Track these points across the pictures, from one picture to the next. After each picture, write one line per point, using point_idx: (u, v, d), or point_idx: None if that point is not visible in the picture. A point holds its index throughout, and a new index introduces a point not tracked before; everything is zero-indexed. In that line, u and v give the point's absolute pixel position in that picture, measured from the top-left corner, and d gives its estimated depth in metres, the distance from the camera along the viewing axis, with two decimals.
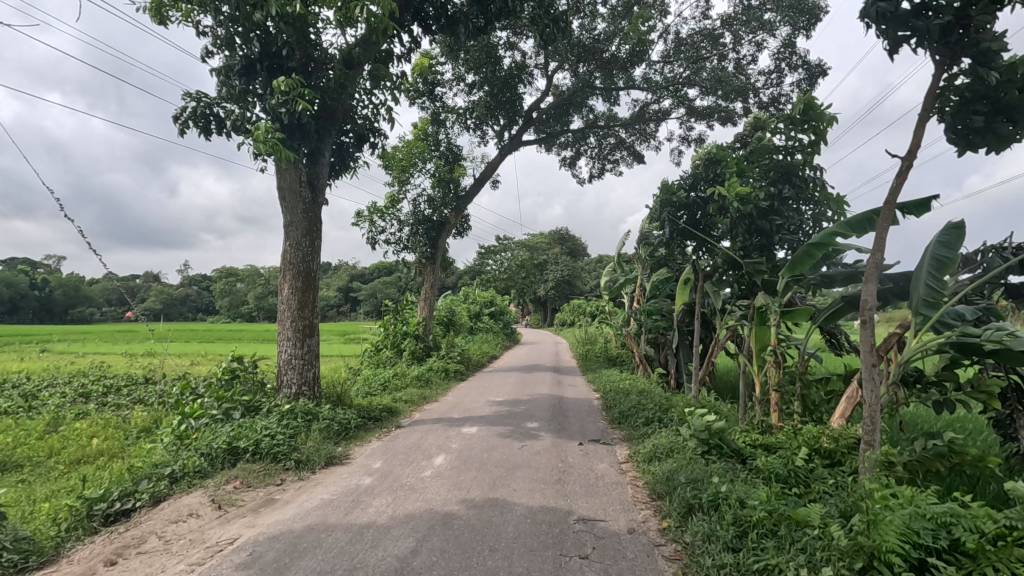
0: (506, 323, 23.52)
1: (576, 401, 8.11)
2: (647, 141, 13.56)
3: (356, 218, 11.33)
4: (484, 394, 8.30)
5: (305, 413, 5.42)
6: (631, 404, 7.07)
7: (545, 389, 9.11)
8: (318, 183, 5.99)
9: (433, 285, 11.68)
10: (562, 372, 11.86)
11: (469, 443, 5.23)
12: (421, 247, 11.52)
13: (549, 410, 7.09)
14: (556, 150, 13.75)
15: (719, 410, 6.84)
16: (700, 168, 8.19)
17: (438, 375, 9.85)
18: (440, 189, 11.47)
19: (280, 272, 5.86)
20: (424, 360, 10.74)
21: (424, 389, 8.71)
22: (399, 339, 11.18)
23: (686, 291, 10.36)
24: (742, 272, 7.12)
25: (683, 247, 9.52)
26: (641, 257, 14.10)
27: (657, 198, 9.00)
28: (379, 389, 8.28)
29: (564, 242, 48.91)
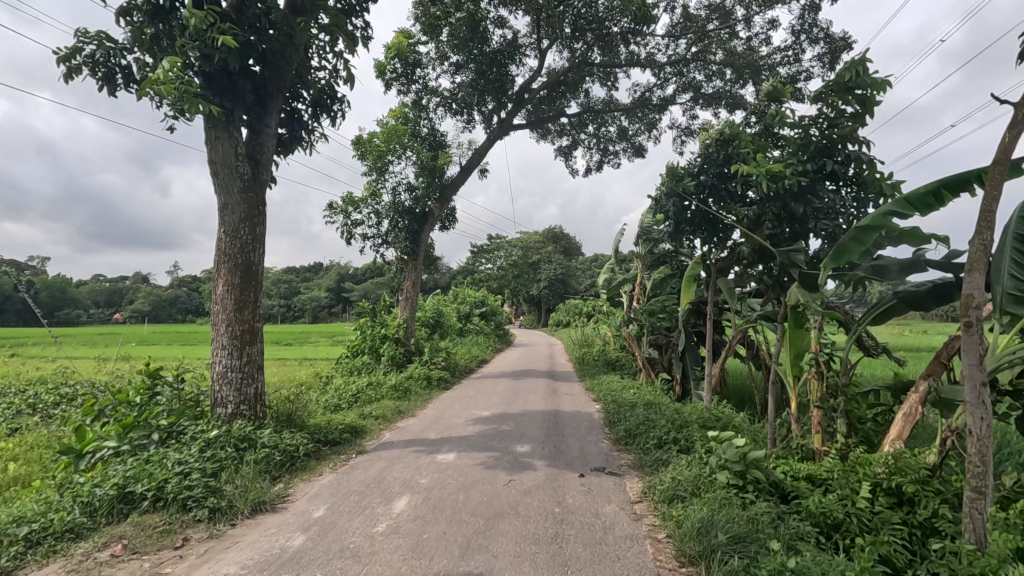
0: (498, 323, 22.48)
1: (574, 415, 7.08)
2: (648, 129, 12.56)
3: (329, 209, 10.26)
4: (469, 407, 7.27)
5: (241, 440, 4.37)
6: (638, 420, 6.05)
7: (539, 400, 8.09)
8: (262, 157, 4.94)
9: (415, 284, 10.61)
10: (557, 378, 10.85)
11: (443, 477, 4.19)
12: (403, 241, 10.41)
13: (543, 428, 6.06)
14: (550, 139, 12.72)
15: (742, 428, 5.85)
16: (713, 150, 7.18)
17: (419, 383, 8.82)
18: (422, 178, 10.40)
19: (213, 265, 4.80)
20: (405, 366, 9.68)
21: (401, 401, 7.66)
22: (378, 343, 10.12)
23: (692, 289, 9.36)
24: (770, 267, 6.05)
25: (691, 240, 8.52)
26: (642, 254, 13.09)
27: (663, 186, 8.00)
28: (349, 403, 7.22)
29: (558, 241, 47.90)
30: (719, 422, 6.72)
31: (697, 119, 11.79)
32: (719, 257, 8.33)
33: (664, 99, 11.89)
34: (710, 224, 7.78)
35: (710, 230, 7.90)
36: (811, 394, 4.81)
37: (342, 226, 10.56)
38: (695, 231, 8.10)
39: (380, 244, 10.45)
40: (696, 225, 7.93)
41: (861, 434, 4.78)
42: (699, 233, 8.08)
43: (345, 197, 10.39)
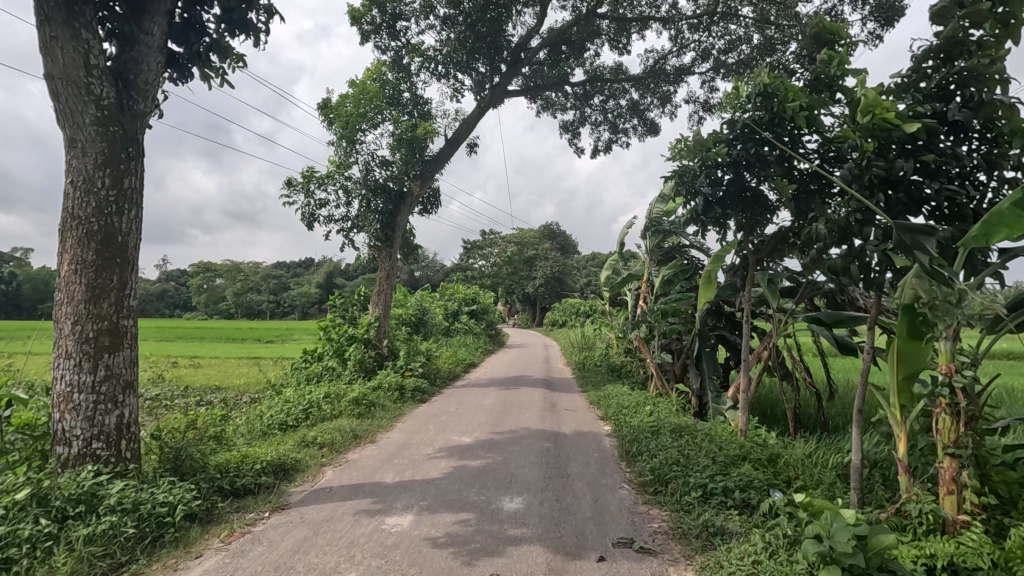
0: (491, 322, 20.94)
1: (580, 441, 5.58)
2: (663, 105, 11.08)
3: (286, 186, 8.69)
4: (446, 429, 5.74)
5: (74, 504, 2.83)
6: (666, 456, 4.52)
7: (534, 418, 6.57)
8: (137, 78, 3.38)
9: (389, 275, 9.02)
10: (555, 388, 9.30)
11: (384, 567, 2.66)
12: (374, 225, 8.80)
13: (539, 465, 4.53)
14: (549, 112, 11.28)
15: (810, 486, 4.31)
16: (754, 108, 5.67)
17: (389, 396, 7.26)
18: (400, 151, 8.87)
19: (58, 234, 3.22)
20: (375, 374, 8.11)
21: (362, 420, 6.10)
22: (344, 345, 8.56)
23: (712, 287, 8.34)
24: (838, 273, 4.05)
25: (721, 227, 7.01)
26: (653, 245, 11.62)
27: (690, 155, 6.49)
28: (294, 425, 5.65)
29: (555, 239, 46.36)
30: (766, 457, 5.20)
31: (718, 91, 10.29)
32: (754, 248, 6.85)
33: (681, 68, 10.39)
34: (745, 204, 6.24)
35: (746, 212, 6.39)
36: (934, 439, 3.25)
37: (304, 207, 8.99)
38: (725, 214, 6.60)
39: (348, 227, 8.89)
40: (728, 207, 6.40)
41: (998, 493, 3.29)
42: (732, 217, 6.57)
43: (306, 171, 8.82)
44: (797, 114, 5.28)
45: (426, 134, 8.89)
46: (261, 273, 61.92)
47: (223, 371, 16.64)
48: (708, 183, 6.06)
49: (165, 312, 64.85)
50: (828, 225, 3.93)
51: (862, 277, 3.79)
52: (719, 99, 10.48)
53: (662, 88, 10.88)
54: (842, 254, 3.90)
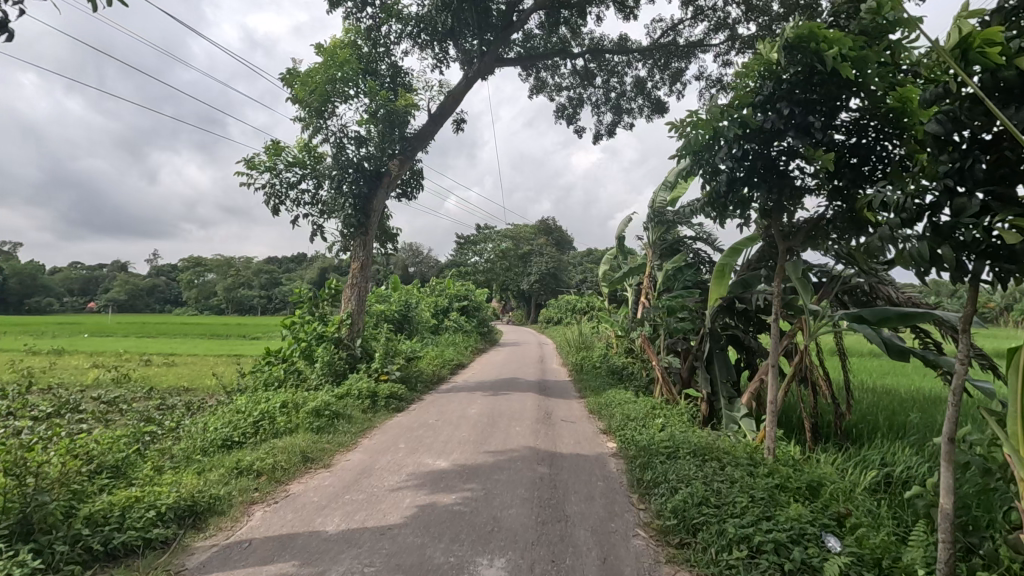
0: (484, 319, 19.98)
1: (581, 463, 4.62)
2: (671, 85, 10.14)
3: (247, 162, 7.64)
4: (418, 450, 4.76)
5: None
6: (691, 491, 3.54)
7: (525, 432, 5.62)
8: None
9: (364, 266, 8.00)
10: (550, 393, 8.33)
11: None
12: (346, 209, 7.75)
13: (528, 503, 3.55)
14: (546, 92, 10.37)
15: (879, 538, 3.35)
16: (784, 63, 4.67)
17: (358, 405, 6.28)
18: (375, 127, 7.91)
19: None
20: (345, 378, 7.12)
21: (322, 437, 5.12)
22: (312, 346, 7.56)
23: (725, 281, 7.47)
24: (912, 261, 2.98)
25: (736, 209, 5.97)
26: (657, 237, 10.71)
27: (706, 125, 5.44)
28: (233, 448, 4.66)
29: (552, 234, 45.44)
30: (807, 487, 4.24)
31: (734, 67, 9.36)
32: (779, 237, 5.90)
33: (692, 41, 9.44)
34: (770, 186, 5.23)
35: (772, 196, 5.37)
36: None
37: (268, 188, 7.92)
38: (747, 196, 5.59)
39: (318, 213, 7.90)
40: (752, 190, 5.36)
41: None
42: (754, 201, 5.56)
43: (270, 146, 7.77)
44: (840, 68, 4.31)
45: (407, 107, 7.91)
46: (252, 267, 60.69)
47: (196, 370, 15.60)
48: (728, 160, 5.03)
49: (154, 307, 63.49)
50: (899, 198, 2.96)
51: (950, 266, 2.75)
52: (734, 76, 9.55)
53: (671, 64, 9.94)
54: (921, 235, 2.89)
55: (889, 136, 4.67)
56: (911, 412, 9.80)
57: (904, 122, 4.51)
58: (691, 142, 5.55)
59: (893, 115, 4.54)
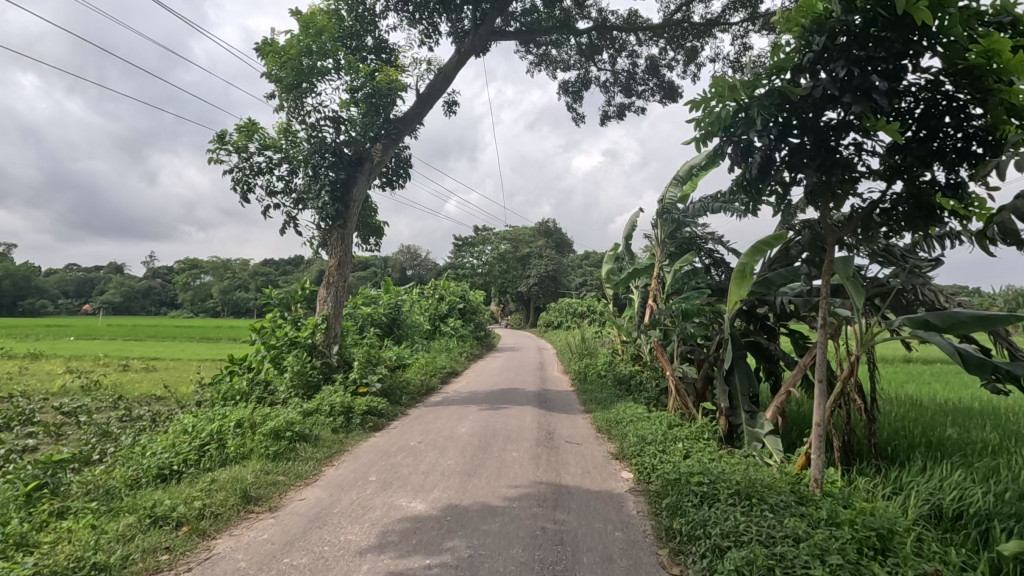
0: (481, 322, 19.09)
1: (591, 504, 3.72)
2: (686, 68, 9.32)
3: (214, 140, 6.40)
4: (390, 486, 3.86)
5: None
6: (743, 558, 2.65)
7: (523, 459, 4.73)
8: None
9: (342, 263, 7.09)
10: (551, 407, 7.42)
11: None
12: (322, 200, 6.83)
13: (527, 572, 2.66)
14: (549, 68, 9.67)
15: None
16: (840, 11, 3.51)
17: (329, 424, 5.40)
18: (357, 107, 7.10)
19: None
20: (318, 392, 6.24)
21: (278, 468, 4.23)
22: (282, 353, 6.66)
23: (746, 281, 6.65)
24: None
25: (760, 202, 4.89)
26: (667, 234, 9.85)
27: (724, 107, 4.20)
28: (159, 490, 3.75)
29: (551, 236, 44.66)
30: (878, 538, 3.36)
31: (755, 47, 8.55)
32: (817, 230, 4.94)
33: (709, 18, 8.59)
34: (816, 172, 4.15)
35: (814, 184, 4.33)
36: None
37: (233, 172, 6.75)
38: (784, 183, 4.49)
39: (292, 204, 6.98)
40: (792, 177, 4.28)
41: None
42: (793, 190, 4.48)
43: (246, 124, 6.56)
44: (914, 12, 3.24)
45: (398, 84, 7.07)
46: (247, 269, 59.81)
47: (174, 375, 14.69)
48: (769, 141, 3.92)
49: (148, 309, 62.49)
50: None
51: None
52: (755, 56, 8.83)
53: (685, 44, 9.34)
54: None
55: (965, 103, 3.73)
56: (945, 425, 8.95)
57: (985, 83, 3.58)
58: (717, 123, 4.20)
59: (973, 76, 3.60)
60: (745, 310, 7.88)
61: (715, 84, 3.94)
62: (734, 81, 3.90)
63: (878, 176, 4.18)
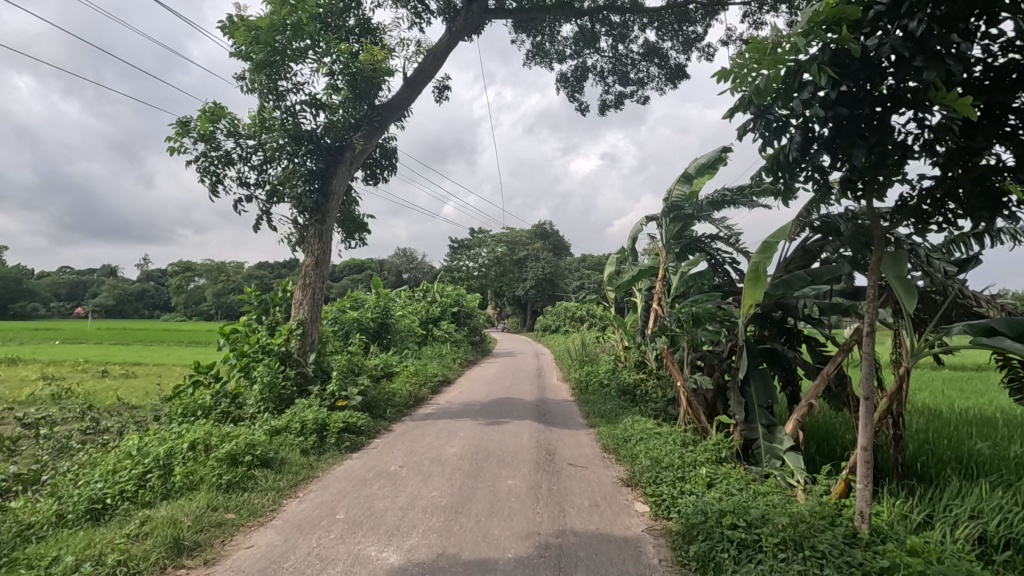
0: (478, 327, 18.38)
1: (602, 552, 3.05)
2: (689, 49, 8.84)
3: (176, 125, 5.78)
4: (358, 529, 3.19)
5: None
6: None
7: (519, 488, 4.06)
8: None
9: (320, 262, 6.44)
10: (551, 421, 6.74)
11: None
12: (299, 192, 6.16)
13: None
14: (546, 60, 9.07)
15: None
16: None
17: (299, 445, 4.73)
18: (337, 90, 6.46)
19: None
20: (290, 407, 5.56)
21: (229, 504, 3.56)
22: (253, 362, 6.00)
23: (761, 285, 6.02)
24: None
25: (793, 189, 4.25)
26: (673, 233, 9.23)
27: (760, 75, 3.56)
28: (77, 537, 3.08)
29: (548, 239, 44.05)
30: None
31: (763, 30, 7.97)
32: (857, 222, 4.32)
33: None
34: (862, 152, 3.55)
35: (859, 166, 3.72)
36: None
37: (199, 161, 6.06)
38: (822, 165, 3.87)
39: (265, 197, 6.30)
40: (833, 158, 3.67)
41: None
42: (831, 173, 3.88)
43: (212, 107, 5.92)
44: None
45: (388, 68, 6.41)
46: (241, 271, 58.95)
47: (154, 382, 13.95)
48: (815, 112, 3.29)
49: (140, 313, 61.50)
50: None
51: None
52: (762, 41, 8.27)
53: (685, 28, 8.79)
54: None
55: None
56: (973, 439, 8.31)
57: None
58: (754, 92, 3.55)
59: None
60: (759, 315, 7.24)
61: (748, 47, 3.34)
62: (775, 43, 3.27)
63: (932, 158, 3.57)
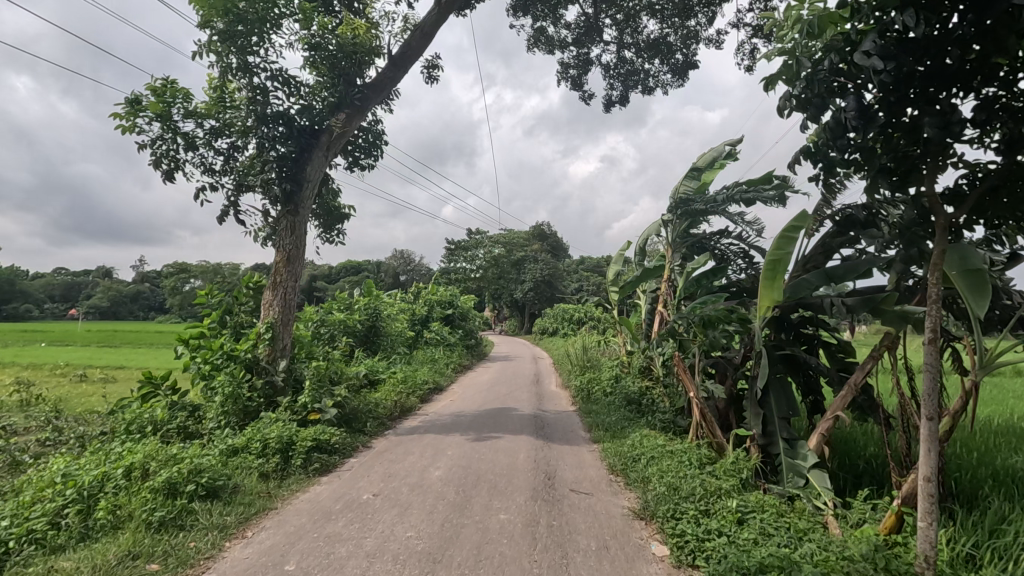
0: (473, 330, 17.68)
1: None
2: (698, 39, 8.24)
3: (126, 104, 5.17)
4: None
5: None
6: None
7: (512, 522, 3.42)
8: None
9: (293, 258, 5.78)
10: (549, 435, 6.08)
11: None
12: (268, 178, 5.53)
13: None
14: (546, 48, 8.44)
15: None
16: None
17: (257, 469, 4.07)
18: (314, 67, 5.84)
19: None
20: (254, 422, 4.90)
21: (156, 550, 2.89)
22: (216, 370, 5.35)
23: (777, 284, 5.33)
24: None
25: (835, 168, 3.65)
26: (680, 231, 8.60)
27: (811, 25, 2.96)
28: None
29: (547, 241, 43.36)
30: None
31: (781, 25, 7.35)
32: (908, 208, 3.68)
33: None
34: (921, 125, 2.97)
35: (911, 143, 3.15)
36: None
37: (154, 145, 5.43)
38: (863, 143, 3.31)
39: (231, 184, 5.69)
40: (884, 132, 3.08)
41: None
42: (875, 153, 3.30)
43: (166, 84, 5.29)
44: None
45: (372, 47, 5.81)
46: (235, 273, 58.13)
47: (131, 388, 13.23)
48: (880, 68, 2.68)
49: (133, 315, 60.81)
50: None
51: None
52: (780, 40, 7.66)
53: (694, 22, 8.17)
54: None
55: None
56: (1006, 451, 7.68)
57: None
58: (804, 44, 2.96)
59: None
60: (772, 318, 6.57)
61: None
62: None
63: (1007, 127, 2.96)
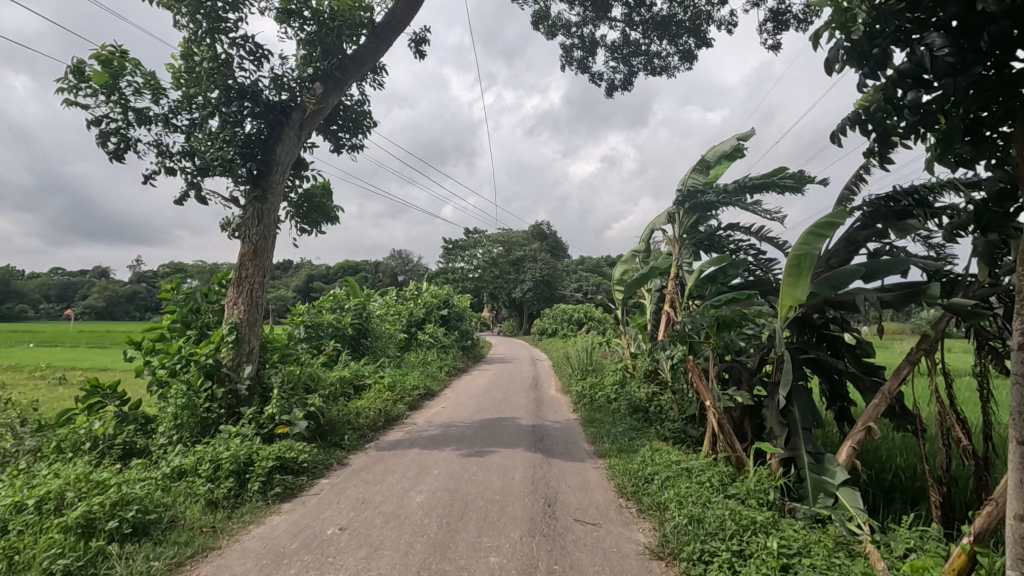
0: (470, 332, 16.98)
1: None
2: (710, 19, 7.63)
3: (68, 73, 4.55)
4: None
5: None
6: None
7: (505, 567, 2.80)
8: None
9: (260, 252, 5.14)
10: (548, 449, 5.45)
11: None
12: (232, 159, 4.91)
13: None
14: (547, 25, 7.82)
15: None
16: None
17: (205, 497, 3.45)
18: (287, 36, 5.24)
19: None
20: (211, 438, 4.27)
21: None
22: (171, 378, 4.71)
23: (801, 281, 4.63)
24: None
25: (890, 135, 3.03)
26: (689, 226, 7.98)
27: None
28: None
29: (545, 240, 42.66)
30: None
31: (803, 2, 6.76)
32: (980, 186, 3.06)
33: None
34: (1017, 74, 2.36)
35: (996, 100, 2.54)
36: None
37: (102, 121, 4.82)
38: (932, 101, 2.71)
39: (191, 166, 5.07)
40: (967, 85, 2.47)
41: None
42: (946, 114, 2.70)
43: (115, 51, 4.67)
44: None
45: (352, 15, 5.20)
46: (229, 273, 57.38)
47: None
48: None
49: (127, 315, 60.06)
50: None
51: None
52: (801, 20, 7.05)
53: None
54: None
55: None
56: None
57: None
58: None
59: None
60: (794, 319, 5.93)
61: None
62: None
63: None
